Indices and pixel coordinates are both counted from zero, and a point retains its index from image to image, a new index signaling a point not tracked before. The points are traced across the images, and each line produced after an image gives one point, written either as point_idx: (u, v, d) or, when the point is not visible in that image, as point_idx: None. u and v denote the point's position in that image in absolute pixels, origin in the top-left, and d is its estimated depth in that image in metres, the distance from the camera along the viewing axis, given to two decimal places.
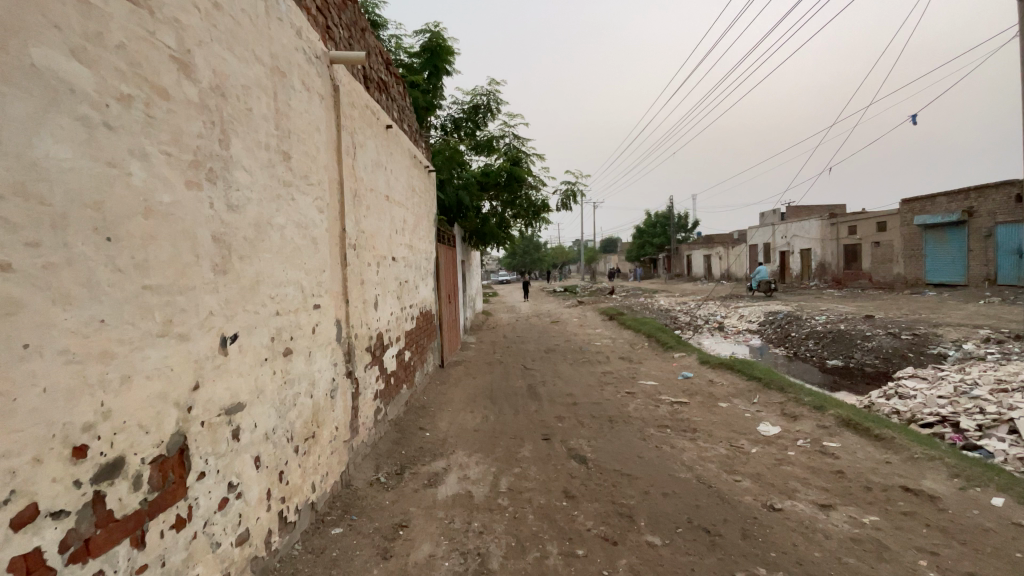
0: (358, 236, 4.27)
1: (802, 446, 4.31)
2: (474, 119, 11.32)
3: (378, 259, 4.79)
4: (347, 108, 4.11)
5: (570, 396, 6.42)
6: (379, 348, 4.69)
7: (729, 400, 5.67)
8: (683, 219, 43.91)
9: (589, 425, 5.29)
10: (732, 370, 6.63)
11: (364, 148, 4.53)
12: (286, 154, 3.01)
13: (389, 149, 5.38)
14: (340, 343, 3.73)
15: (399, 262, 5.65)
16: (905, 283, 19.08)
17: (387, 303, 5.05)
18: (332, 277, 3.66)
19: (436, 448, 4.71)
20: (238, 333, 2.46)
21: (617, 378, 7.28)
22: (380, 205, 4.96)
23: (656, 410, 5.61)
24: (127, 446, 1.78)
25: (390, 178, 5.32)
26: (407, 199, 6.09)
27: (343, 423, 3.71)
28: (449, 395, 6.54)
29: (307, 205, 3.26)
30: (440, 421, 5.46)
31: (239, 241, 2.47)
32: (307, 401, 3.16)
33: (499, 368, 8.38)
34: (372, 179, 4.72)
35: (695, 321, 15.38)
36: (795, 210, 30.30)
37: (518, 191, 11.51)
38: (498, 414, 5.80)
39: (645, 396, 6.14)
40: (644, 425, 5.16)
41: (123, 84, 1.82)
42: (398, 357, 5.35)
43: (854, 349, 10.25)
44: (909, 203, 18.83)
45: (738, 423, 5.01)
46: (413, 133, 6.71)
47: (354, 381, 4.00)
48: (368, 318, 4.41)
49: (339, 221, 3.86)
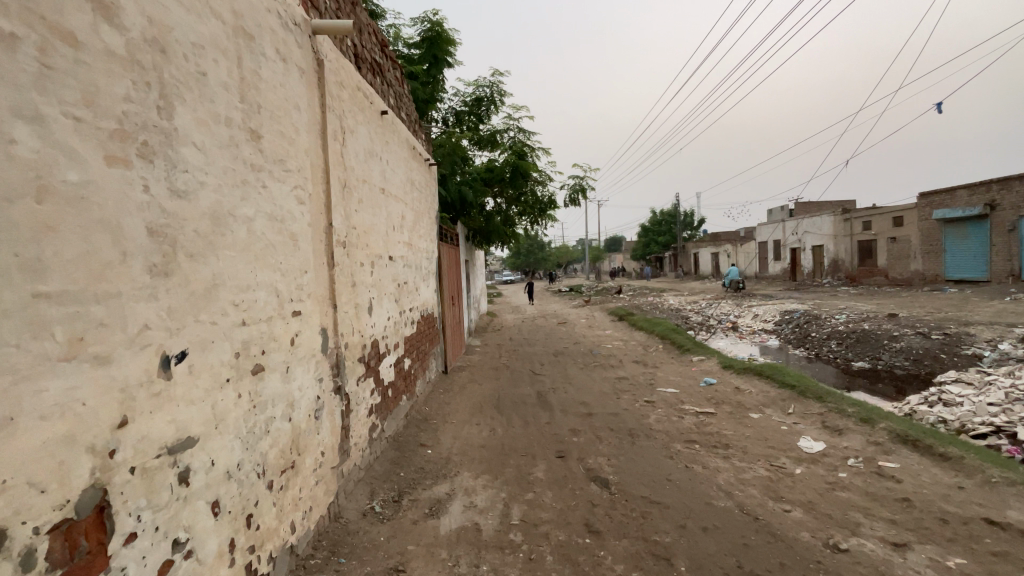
0: (349, 232, 3.78)
1: (856, 467, 3.78)
2: (477, 112, 10.82)
3: (372, 259, 4.30)
4: (334, 87, 3.62)
5: (584, 405, 5.91)
6: (374, 358, 4.20)
7: (761, 411, 5.13)
8: (690, 216, 43.27)
9: (607, 439, 4.78)
10: (761, 376, 6.11)
11: (355, 134, 4.04)
12: (255, 133, 2.52)
13: (385, 137, 4.88)
14: (327, 355, 3.24)
15: (397, 262, 5.15)
16: (923, 280, 18.45)
17: (383, 307, 4.55)
18: (317, 279, 3.17)
19: (438, 469, 4.21)
20: (188, 350, 1.97)
21: (634, 384, 6.77)
22: (374, 199, 4.46)
23: (680, 422, 5.10)
24: (9, 513, 1.30)
25: (385, 169, 4.82)
26: (406, 193, 5.59)
27: (330, 447, 3.22)
28: (453, 405, 6.04)
29: (283, 194, 2.78)
30: (444, 436, 4.96)
31: (187, 235, 1.99)
32: (284, 426, 2.67)
33: (506, 374, 7.85)
34: (364, 169, 4.23)
35: (708, 322, 14.82)
36: (805, 206, 29.66)
37: (524, 186, 10.99)
38: (507, 426, 5.30)
39: (667, 406, 5.62)
40: (670, 440, 4.65)
41: (4, 19, 1.34)
42: (396, 366, 4.86)
43: (880, 350, 9.70)
44: (927, 197, 18.20)
45: (775, 437, 4.49)
46: (412, 123, 6.22)
47: (344, 397, 3.51)
48: (362, 324, 3.92)
49: (326, 215, 3.37)
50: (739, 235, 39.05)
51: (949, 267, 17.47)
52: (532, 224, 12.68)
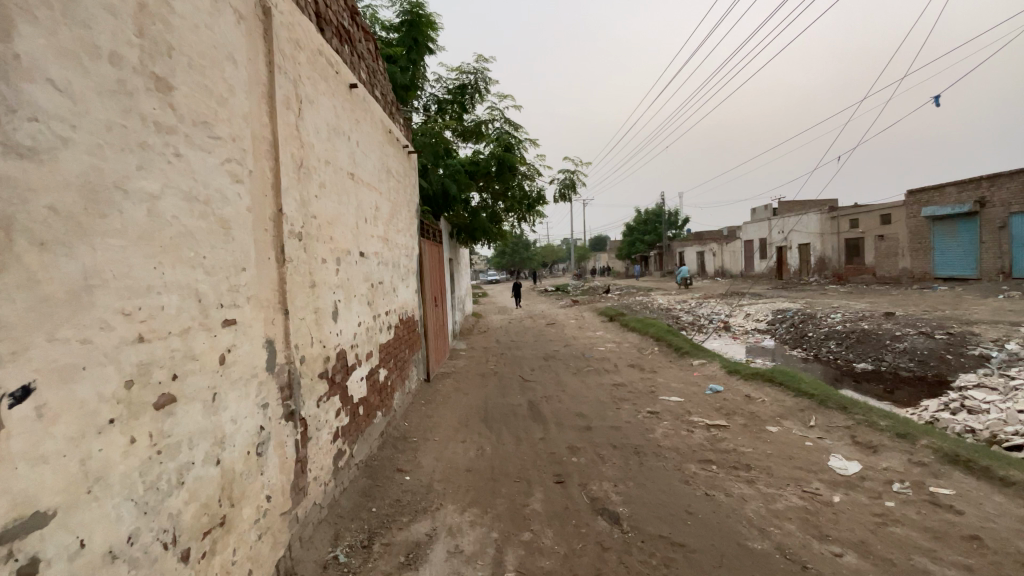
0: (306, 222, 3.14)
1: (903, 494, 3.32)
2: (461, 100, 10.20)
3: (339, 255, 3.65)
4: (286, 44, 2.98)
5: (582, 417, 5.33)
6: (341, 372, 3.56)
7: (780, 424, 4.61)
8: (674, 215, 43.08)
9: (611, 459, 4.20)
10: (772, 382, 5.60)
11: (315, 106, 3.40)
12: (163, 83, 1.90)
13: (354, 115, 4.23)
14: (274, 373, 2.60)
15: (370, 259, 4.50)
16: (912, 278, 18.33)
17: (352, 311, 3.90)
18: (260, 278, 2.53)
19: (417, 501, 3.57)
20: (35, 383, 1.36)
21: (634, 392, 6.22)
22: (341, 185, 3.81)
23: (690, 437, 4.55)
24: None
25: (354, 151, 4.17)
26: (381, 182, 4.95)
27: (279, 489, 2.58)
28: (435, 419, 5.40)
29: (210, 168, 2.15)
30: (424, 458, 4.33)
31: (32, 214, 1.38)
32: (208, 471, 2.03)
33: (494, 382, 7.24)
34: (328, 148, 3.58)
35: (699, 321, 14.38)
36: (790, 204, 29.64)
37: (511, 180, 10.38)
38: (496, 445, 4.68)
39: (673, 418, 5.06)
40: (682, 460, 4.09)
41: None
42: (368, 379, 4.21)
43: (883, 351, 9.31)
44: (915, 195, 18.09)
45: (801, 456, 3.97)
46: (389, 104, 5.57)
47: (300, 423, 2.87)
48: (324, 333, 3.27)
49: (275, 199, 2.73)
50: (725, 233, 39.03)
51: (940, 266, 17.32)
52: (520, 220, 12.09)
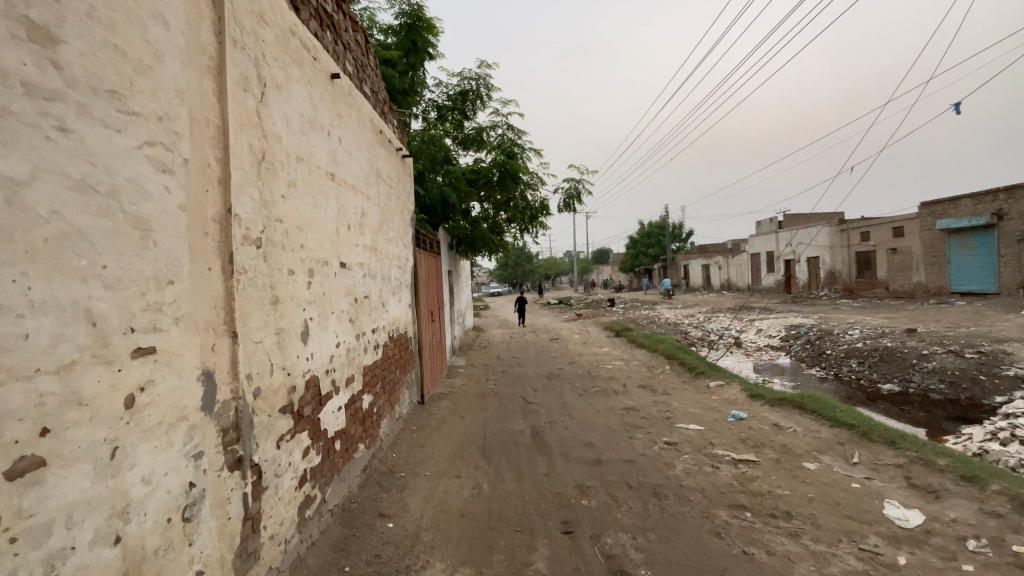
0: (268, 227, 2.63)
1: (981, 555, 2.77)
2: (461, 107, 9.77)
3: (313, 266, 3.14)
4: (246, 14, 2.51)
5: (591, 448, 4.77)
6: (312, 404, 3.03)
7: (818, 460, 4.06)
8: (678, 227, 42.55)
9: (627, 502, 3.65)
10: (802, 409, 5.04)
11: (286, 93, 2.92)
12: (43, 34, 1.44)
13: (338, 109, 3.75)
14: (213, 414, 2.08)
15: (354, 271, 3.98)
16: (927, 292, 17.75)
17: (329, 330, 3.38)
18: (198, 294, 2.03)
19: (400, 557, 3.01)
20: None
21: (648, 417, 5.65)
22: (318, 186, 3.31)
23: (716, 475, 3.98)
24: None
25: (336, 149, 3.68)
26: (369, 186, 4.45)
27: (217, 560, 2.05)
28: (427, 450, 4.84)
29: (117, 152, 1.67)
30: (412, 500, 3.77)
31: None
32: (100, 554, 1.52)
33: (494, 404, 6.67)
34: (301, 142, 3.08)
35: (708, 337, 13.77)
36: (796, 217, 29.15)
37: (513, 189, 9.90)
38: (495, 481, 4.13)
39: (695, 451, 4.49)
40: (710, 505, 3.52)
41: None
42: (348, 409, 3.67)
43: (909, 371, 8.70)
44: (929, 207, 17.59)
45: (850, 504, 3.42)
46: (380, 103, 5.09)
47: (251, 472, 2.34)
48: (288, 358, 2.75)
49: (224, 197, 2.23)
50: (730, 247, 38.49)
51: (955, 280, 16.75)
52: (523, 231, 11.60)
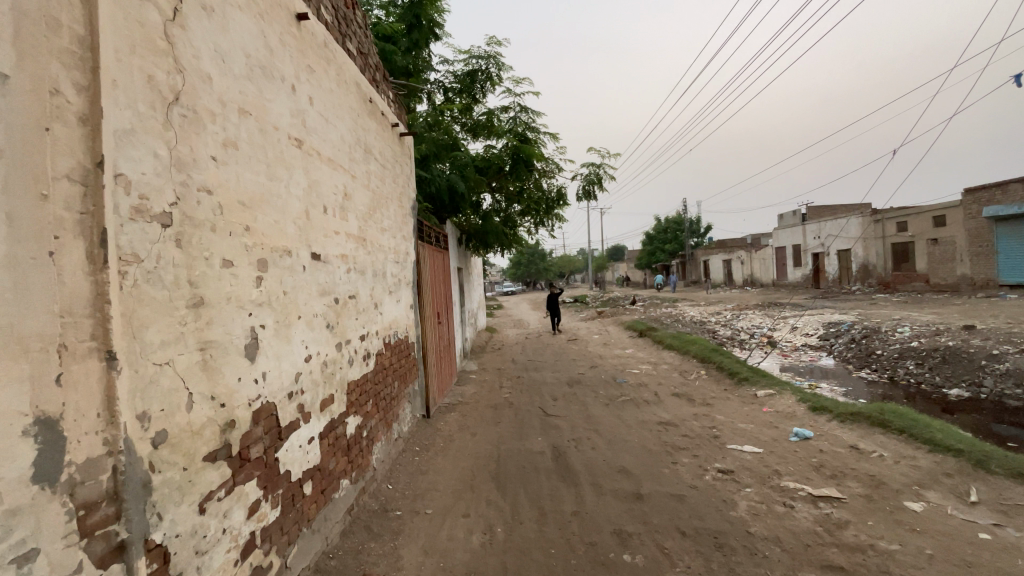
0: (186, 198, 1.87)
1: None
2: (470, 88, 8.92)
3: (265, 255, 2.36)
4: None
5: (627, 476, 3.94)
6: (263, 442, 2.25)
7: (923, 499, 3.18)
8: (696, 222, 41.23)
9: (680, 557, 2.82)
10: (885, 428, 4.15)
11: (221, 18, 2.15)
12: None
13: (308, 58, 2.97)
14: (57, 482, 1.31)
15: (333, 265, 3.20)
16: (972, 285, 16.50)
17: (294, 341, 2.61)
18: (25, 294, 1.27)
19: None
20: None
21: (692, 434, 4.78)
22: (275, 152, 2.53)
23: (793, 519, 3.12)
24: None
25: (304, 109, 2.89)
26: (354, 162, 3.68)
27: None
28: (430, 478, 4.04)
29: None
30: (406, 553, 2.97)
31: None
32: None
33: (509, 417, 5.86)
34: (247, 91, 2.31)
35: (738, 336, 12.76)
36: (823, 209, 27.78)
37: (527, 177, 9.06)
38: (511, 523, 3.32)
39: (758, 483, 3.62)
40: (792, 564, 2.68)
41: None
42: (323, 441, 2.89)
43: (978, 373, 7.67)
44: (973, 194, 16.33)
45: (986, 566, 2.55)
46: (370, 66, 4.30)
47: (147, 560, 1.56)
48: (221, 383, 1.98)
49: (93, 145, 1.48)
50: (750, 242, 37.17)
51: (1005, 271, 15.48)
52: (538, 223, 10.78)
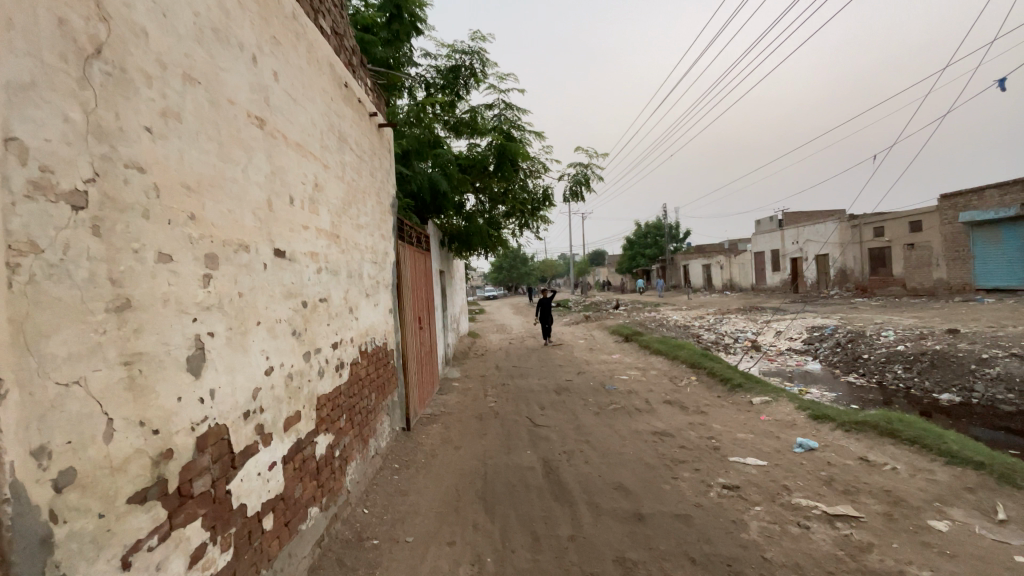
0: (111, 175, 1.51)
1: None
2: (453, 84, 8.59)
3: (214, 250, 1.99)
4: None
5: (625, 494, 3.64)
6: (211, 473, 1.88)
7: (947, 517, 2.95)
8: (676, 227, 41.52)
9: None
10: (895, 439, 3.94)
11: None
12: None
13: (273, 27, 2.62)
14: None
15: (301, 264, 2.84)
16: (948, 289, 16.78)
17: (252, 352, 2.23)
18: None
19: None
20: None
21: (689, 446, 4.51)
22: (231, 130, 2.17)
23: (811, 542, 2.85)
24: None
25: (267, 84, 2.53)
26: (327, 151, 3.32)
27: None
28: (410, 500, 3.67)
29: None
30: None
31: None
32: None
33: (495, 428, 5.51)
34: (196, 55, 1.95)
35: (723, 340, 12.66)
36: (800, 215, 28.17)
37: (513, 177, 8.77)
38: (502, 553, 2.97)
39: (768, 501, 3.35)
40: None
41: None
42: (286, 466, 2.50)
43: (968, 378, 7.61)
44: (949, 199, 16.63)
45: None
46: (345, 48, 3.94)
47: None
48: (153, 405, 1.61)
49: None
50: (729, 246, 37.57)
51: (981, 275, 15.80)
52: (523, 225, 10.50)
